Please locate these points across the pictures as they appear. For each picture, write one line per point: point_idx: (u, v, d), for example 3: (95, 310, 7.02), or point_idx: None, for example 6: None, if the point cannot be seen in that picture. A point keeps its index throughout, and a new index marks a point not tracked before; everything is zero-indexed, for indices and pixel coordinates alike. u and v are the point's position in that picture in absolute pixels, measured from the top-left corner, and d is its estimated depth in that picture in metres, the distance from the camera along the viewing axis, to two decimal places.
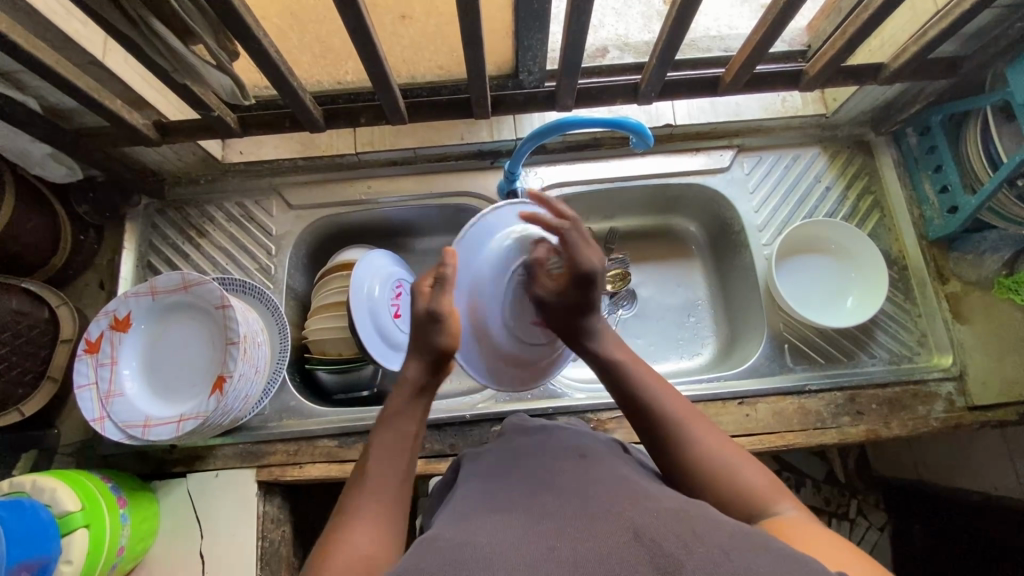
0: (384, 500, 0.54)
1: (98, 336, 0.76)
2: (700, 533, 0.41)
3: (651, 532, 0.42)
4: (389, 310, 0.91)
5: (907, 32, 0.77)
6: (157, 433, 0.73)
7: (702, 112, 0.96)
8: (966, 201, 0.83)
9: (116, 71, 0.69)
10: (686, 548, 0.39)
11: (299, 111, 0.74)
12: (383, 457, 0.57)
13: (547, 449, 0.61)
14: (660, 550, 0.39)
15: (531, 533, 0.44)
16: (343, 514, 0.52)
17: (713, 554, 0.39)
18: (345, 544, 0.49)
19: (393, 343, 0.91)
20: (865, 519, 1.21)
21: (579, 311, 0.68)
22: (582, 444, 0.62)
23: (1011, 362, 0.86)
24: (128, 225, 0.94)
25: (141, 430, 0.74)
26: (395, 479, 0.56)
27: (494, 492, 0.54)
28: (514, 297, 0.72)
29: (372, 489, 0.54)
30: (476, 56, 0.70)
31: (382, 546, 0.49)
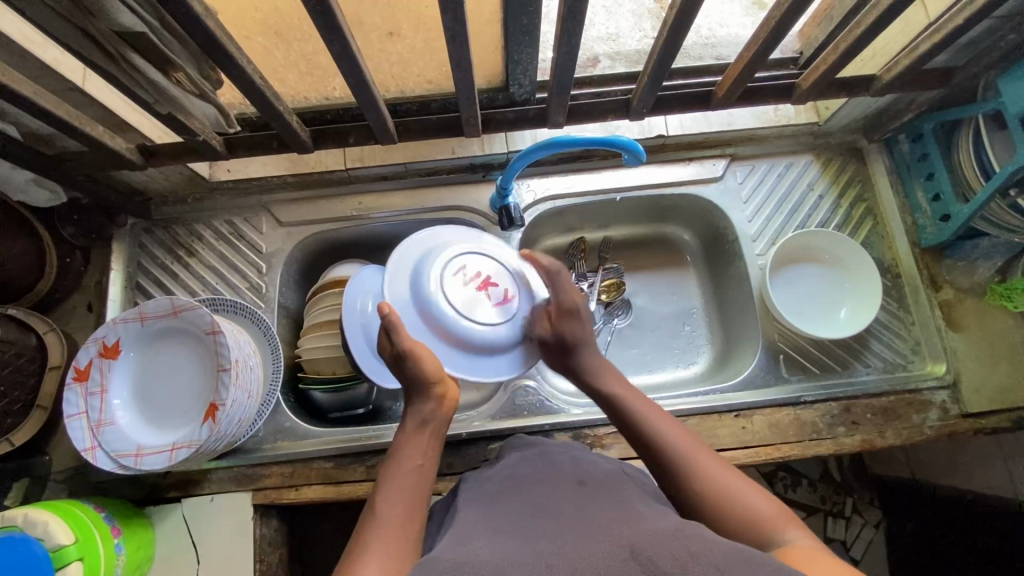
0: (386, 535, 0.53)
1: (86, 364, 0.75)
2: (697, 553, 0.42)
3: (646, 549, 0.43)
4: None
5: (900, 42, 0.77)
6: (150, 461, 0.73)
7: (694, 123, 0.95)
8: (957, 210, 0.84)
9: (98, 98, 0.67)
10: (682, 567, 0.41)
11: (286, 134, 0.72)
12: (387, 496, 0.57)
13: (544, 471, 0.61)
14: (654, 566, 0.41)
15: (532, 551, 0.44)
16: (353, 550, 0.53)
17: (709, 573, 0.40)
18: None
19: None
20: (860, 516, 1.25)
21: (571, 350, 0.73)
22: (578, 465, 0.62)
23: (1003, 369, 0.86)
24: (115, 245, 0.92)
25: (133, 459, 0.73)
26: (402, 505, 0.56)
27: (484, 515, 0.54)
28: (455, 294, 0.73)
29: (382, 518, 0.55)
30: (465, 76, 0.69)
31: None
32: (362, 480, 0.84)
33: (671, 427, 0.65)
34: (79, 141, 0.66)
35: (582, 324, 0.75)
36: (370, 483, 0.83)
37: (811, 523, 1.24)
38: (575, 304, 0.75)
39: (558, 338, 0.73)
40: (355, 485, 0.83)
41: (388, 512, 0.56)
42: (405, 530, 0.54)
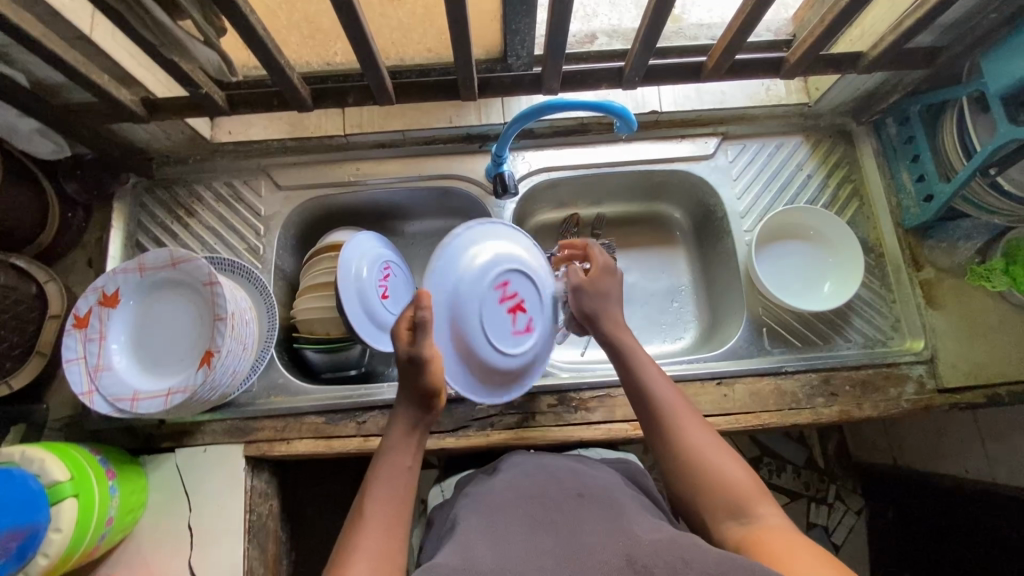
0: (374, 539, 0.58)
1: (86, 312, 0.77)
2: (689, 558, 0.50)
3: (643, 560, 0.51)
4: (377, 292, 0.92)
5: (886, 21, 0.79)
6: (146, 405, 0.75)
7: (687, 100, 0.97)
8: (940, 189, 0.86)
9: (105, 47, 0.69)
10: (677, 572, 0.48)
11: (287, 90, 0.74)
12: (376, 500, 0.62)
13: (544, 484, 0.68)
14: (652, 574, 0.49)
15: None
16: (341, 554, 0.57)
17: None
18: None
19: (383, 326, 0.93)
20: (843, 503, 1.29)
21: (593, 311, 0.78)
22: (577, 481, 0.69)
23: (980, 346, 0.89)
24: (117, 204, 0.94)
25: (130, 403, 0.75)
26: (389, 509, 0.61)
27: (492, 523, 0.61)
28: (491, 313, 0.77)
29: (368, 523, 0.59)
30: (462, 39, 0.71)
31: None
32: (351, 436, 0.86)
33: (671, 399, 0.68)
34: (85, 88, 0.68)
35: (612, 280, 0.80)
36: (359, 439, 0.85)
37: (794, 508, 1.28)
38: (428, 352, 0.66)
39: (588, 290, 0.78)
40: (344, 440, 0.85)
41: (374, 518, 0.60)
42: (391, 532, 0.59)
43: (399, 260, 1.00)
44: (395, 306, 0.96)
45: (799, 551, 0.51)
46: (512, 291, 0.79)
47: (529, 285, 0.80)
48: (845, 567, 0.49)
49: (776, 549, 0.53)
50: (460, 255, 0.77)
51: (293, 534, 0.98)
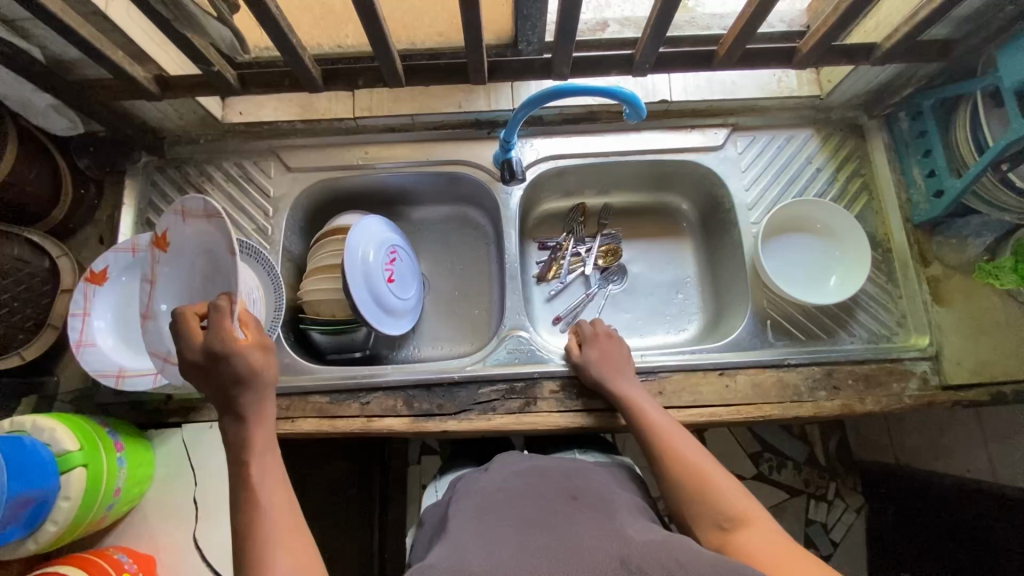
0: (273, 516, 0.62)
1: (104, 268, 0.80)
2: (682, 560, 0.51)
3: (636, 561, 0.53)
4: (383, 275, 0.93)
5: (901, 12, 0.78)
6: (134, 383, 0.77)
7: (697, 89, 0.97)
8: (950, 184, 0.85)
9: (120, 24, 0.69)
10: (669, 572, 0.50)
11: (298, 70, 0.74)
12: (262, 482, 0.64)
13: (536, 486, 0.70)
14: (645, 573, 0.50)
15: None
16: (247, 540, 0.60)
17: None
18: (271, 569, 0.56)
19: (389, 310, 0.94)
20: (842, 501, 1.30)
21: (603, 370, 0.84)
22: (572, 483, 0.71)
23: (985, 344, 0.88)
24: (128, 181, 0.95)
25: (115, 379, 0.77)
26: (276, 486, 0.64)
27: (488, 526, 0.63)
28: (401, 274, 0.97)
29: (263, 506, 0.62)
30: (473, 22, 0.71)
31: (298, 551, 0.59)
32: (354, 416, 0.87)
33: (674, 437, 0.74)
34: (100, 63, 0.69)
35: (617, 346, 0.87)
36: (362, 419, 0.86)
37: (793, 504, 1.30)
38: (221, 344, 0.65)
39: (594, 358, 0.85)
40: (347, 420, 0.86)
41: (267, 501, 0.62)
42: (285, 500, 0.64)
43: (406, 245, 1.01)
44: (401, 290, 0.97)
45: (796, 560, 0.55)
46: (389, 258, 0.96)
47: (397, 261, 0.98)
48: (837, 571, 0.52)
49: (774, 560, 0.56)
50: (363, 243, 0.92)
51: None
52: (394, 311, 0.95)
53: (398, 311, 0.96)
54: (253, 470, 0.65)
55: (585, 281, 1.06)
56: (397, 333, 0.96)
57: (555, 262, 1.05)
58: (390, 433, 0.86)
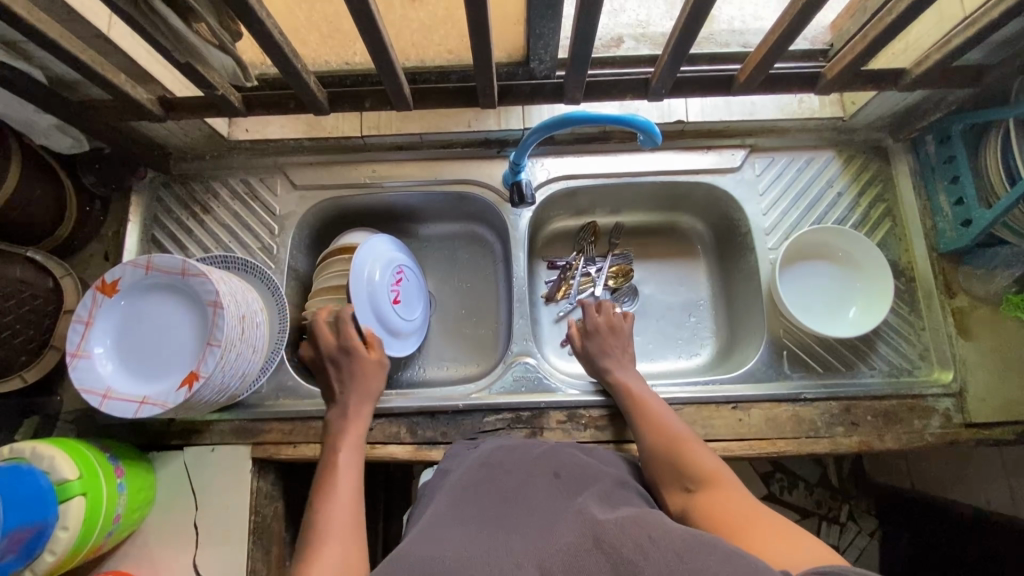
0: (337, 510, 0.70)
1: (114, 281, 0.77)
2: (654, 537, 0.49)
3: (610, 541, 0.50)
4: (387, 297, 0.91)
5: (932, 37, 0.75)
6: (114, 407, 0.72)
7: (715, 109, 0.94)
8: (980, 215, 0.81)
9: (123, 46, 0.68)
10: (644, 554, 0.47)
11: (302, 93, 0.73)
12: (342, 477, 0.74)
13: (520, 461, 0.70)
14: (619, 557, 0.48)
15: None
16: (309, 529, 0.68)
17: (667, 558, 0.46)
18: (322, 557, 0.64)
19: (394, 331, 0.93)
20: (855, 524, 1.27)
21: (601, 358, 0.87)
22: (556, 458, 0.69)
23: (1012, 381, 0.84)
24: (134, 197, 0.94)
25: (100, 400, 0.73)
26: (351, 485, 0.74)
27: (464, 504, 0.62)
28: (406, 296, 0.95)
29: (334, 497, 0.72)
30: (483, 47, 0.69)
31: (343, 553, 0.65)
32: None
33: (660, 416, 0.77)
34: (101, 87, 0.68)
35: (617, 331, 0.91)
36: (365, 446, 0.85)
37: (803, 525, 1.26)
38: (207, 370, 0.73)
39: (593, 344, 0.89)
40: None
41: (340, 493, 0.72)
42: (351, 498, 0.72)
43: (412, 263, 0.98)
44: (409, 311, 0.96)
45: (758, 520, 0.57)
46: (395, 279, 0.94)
47: (405, 282, 0.95)
48: (794, 531, 0.54)
49: (736, 519, 0.58)
50: (368, 264, 0.90)
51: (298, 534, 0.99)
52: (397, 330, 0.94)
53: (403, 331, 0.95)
54: (339, 459, 0.76)
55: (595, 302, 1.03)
56: (401, 355, 0.95)
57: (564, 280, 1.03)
58: (393, 460, 0.84)
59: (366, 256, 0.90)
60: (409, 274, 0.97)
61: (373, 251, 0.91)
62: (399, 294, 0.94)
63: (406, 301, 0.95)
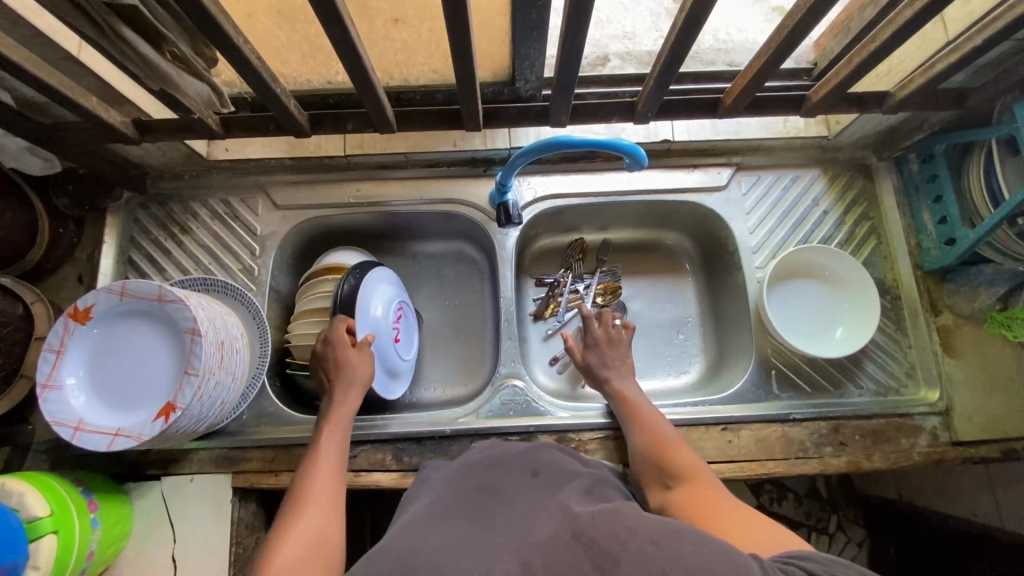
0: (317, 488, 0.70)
1: (88, 307, 0.74)
2: (631, 527, 0.49)
3: (589, 532, 0.49)
4: (389, 336, 0.90)
5: (915, 61, 0.75)
6: (87, 440, 0.70)
7: (700, 130, 0.93)
8: (963, 234, 0.82)
9: (94, 68, 0.66)
10: (621, 544, 0.47)
11: (283, 116, 0.71)
12: (324, 455, 0.74)
13: (493, 462, 0.69)
14: (597, 547, 0.47)
15: None
16: (291, 506, 0.69)
17: (666, 559, 0.44)
18: (292, 529, 0.65)
19: (391, 372, 0.91)
20: (843, 534, 1.22)
21: (599, 369, 0.87)
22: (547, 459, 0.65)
23: (998, 399, 0.85)
24: (110, 218, 0.92)
25: (72, 432, 0.70)
26: (334, 466, 0.73)
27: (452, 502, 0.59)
28: (405, 333, 0.94)
29: (313, 476, 0.71)
30: (468, 70, 0.68)
31: (320, 527, 0.66)
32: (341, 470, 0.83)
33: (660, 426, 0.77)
34: (73, 111, 0.66)
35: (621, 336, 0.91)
36: (350, 473, 0.83)
37: None
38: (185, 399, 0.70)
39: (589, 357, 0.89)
40: None
41: (320, 472, 0.72)
42: (334, 477, 0.72)
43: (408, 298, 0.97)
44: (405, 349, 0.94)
45: (756, 528, 0.58)
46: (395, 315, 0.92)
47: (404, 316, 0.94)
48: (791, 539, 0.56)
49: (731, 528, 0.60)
50: (370, 303, 0.88)
51: None
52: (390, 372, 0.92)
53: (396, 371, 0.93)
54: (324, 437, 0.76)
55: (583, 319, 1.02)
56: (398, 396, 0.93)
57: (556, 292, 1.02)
58: (378, 488, 0.83)
59: (370, 293, 0.88)
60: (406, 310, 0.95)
61: (376, 288, 0.89)
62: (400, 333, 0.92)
63: (405, 337, 0.94)
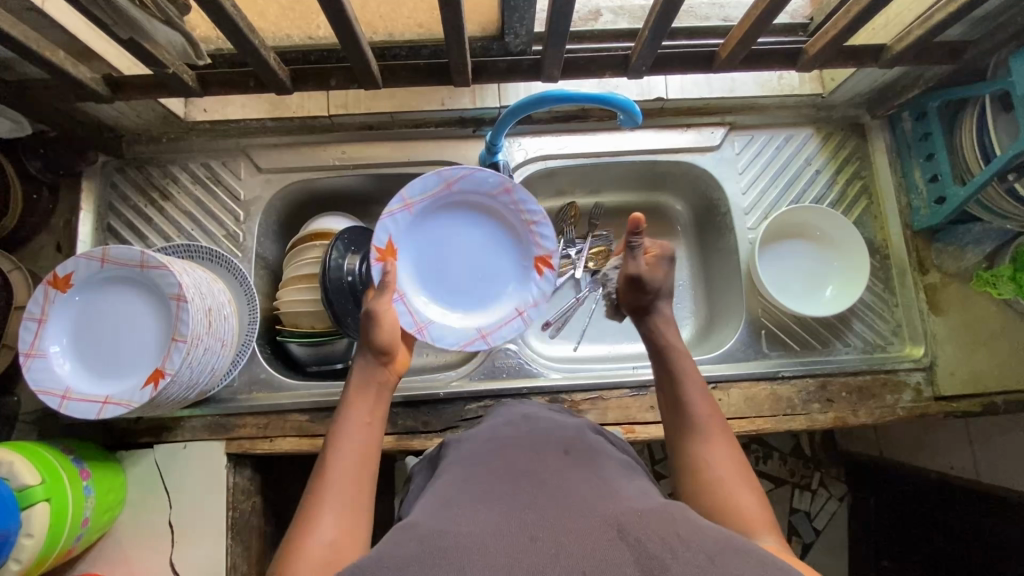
0: (343, 483, 0.55)
1: (66, 274, 0.72)
2: (681, 538, 0.40)
3: (636, 531, 0.41)
4: (438, 249, 0.86)
5: (913, 13, 0.74)
6: (75, 408, 0.69)
7: (694, 87, 0.91)
8: (953, 192, 0.82)
9: (60, 20, 0.62)
10: (672, 552, 0.39)
11: (263, 71, 0.68)
12: (350, 442, 0.59)
13: (524, 438, 0.61)
14: (640, 552, 0.39)
15: (504, 526, 0.44)
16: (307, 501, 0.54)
17: (660, 511, 0.44)
18: (312, 533, 0.50)
19: (440, 296, 0.85)
20: (825, 489, 1.26)
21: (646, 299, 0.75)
22: (543, 419, 0.66)
23: (979, 354, 0.87)
24: (85, 184, 0.88)
25: (60, 401, 0.69)
26: (360, 456, 0.58)
27: (454, 460, 0.59)
28: (427, 255, 0.85)
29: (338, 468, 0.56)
30: (456, 22, 0.65)
31: (347, 534, 0.52)
32: None
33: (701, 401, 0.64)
34: (39, 67, 0.62)
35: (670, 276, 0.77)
36: None
37: (777, 494, 1.24)
38: (174, 366, 0.69)
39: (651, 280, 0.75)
40: None
41: (343, 463, 0.57)
42: (362, 468, 0.57)
43: (394, 217, 0.81)
44: (488, 286, 0.87)
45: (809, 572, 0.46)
46: (423, 226, 0.84)
47: (415, 235, 0.84)
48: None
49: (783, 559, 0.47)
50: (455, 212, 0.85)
51: (278, 524, 0.98)
52: (451, 311, 0.86)
53: (469, 313, 0.86)
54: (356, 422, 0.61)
55: (575, 284, 1.01)
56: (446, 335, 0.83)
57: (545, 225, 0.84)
58: None
59: (457, 199, 0.85)
60: (412, 226, 0.83)
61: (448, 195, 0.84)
62: (423, 250, 0.85)
63: (422, 262, 0.85)
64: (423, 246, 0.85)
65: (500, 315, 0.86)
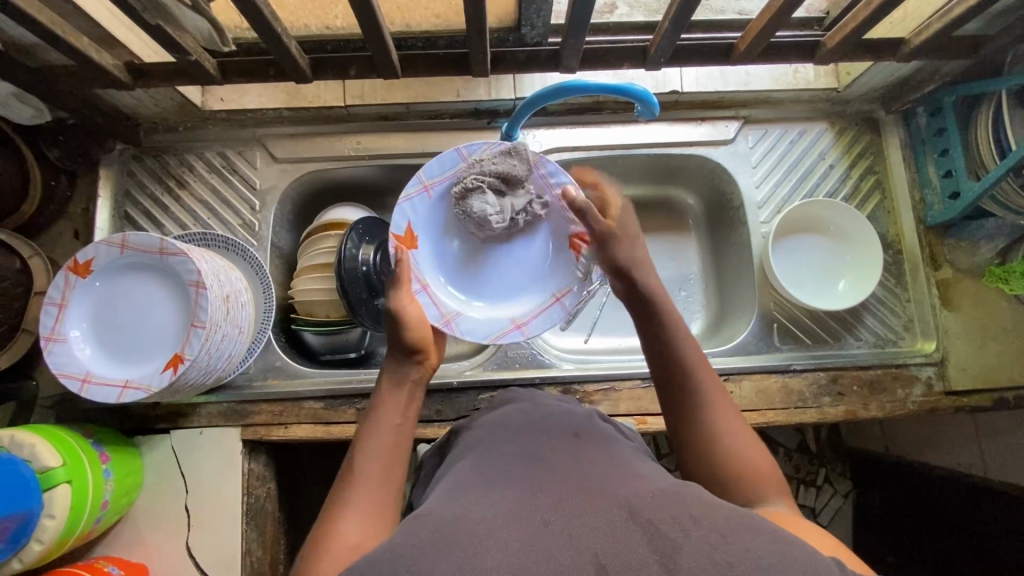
0: (370, 485, 0.55)
1: (86, 262, 0.73)
2: (699, 517, 0.41)
3: (649, 514, 0.41)
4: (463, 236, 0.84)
5: (931, 6, 0.74)
6: (95, 392, 0.70)
7: (709, 79, 0.91)
8: (968, 186, 0.82)
9: (83, 6, 0.63)
10: (686, 532, 0.39)
11: (284, 60, 0.69)
12: (377, 443, 0.59)
13: (539, 423, 0.61)
14: (661, 532, 0.40)
15: (523, 508, 0.44)
16: (335, 501, 0.54)
17: (677, 493, 0.45)
18: (336, 531, 0.51)
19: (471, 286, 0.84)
20: (831, 486, 1.26)
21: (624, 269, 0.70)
22: (556, 407, 0.66)
23: (991, 349, 0.87)
24: (103, 171, 0.89)
25: (80, 384, 0.70)
26: (388, 458, 0.58)
27: (469, 445, 0.60)
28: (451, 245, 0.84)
29: (364, 471, 0.56)
30: (477, 13, 0.65)
31: (370, 535, 0.51)
32: (350, 422, 0.84)
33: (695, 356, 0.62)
34: (63, 52, 0.63)
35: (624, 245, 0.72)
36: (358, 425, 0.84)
37: None
38: (194, 351, 0.70)
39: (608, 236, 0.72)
40: (343, 426, 0.84)
41: (370, 465, 0.57)
42: (389, 470, 0.57)
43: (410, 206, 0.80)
44: (518, 273, 0.85)
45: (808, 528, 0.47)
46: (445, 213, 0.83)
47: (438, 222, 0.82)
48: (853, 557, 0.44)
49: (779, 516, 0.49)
50: None
51: (290, 512, 0.99)
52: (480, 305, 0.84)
53: (500, 306, 0.84)
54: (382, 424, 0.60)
55: None
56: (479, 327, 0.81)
57: (503, 190, 0.79)
58: None
59: None
60: (431, 213, 0.82)
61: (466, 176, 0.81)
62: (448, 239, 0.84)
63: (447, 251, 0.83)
64: (448, 233, 0.83)
65: (536, 303, 0.83)
